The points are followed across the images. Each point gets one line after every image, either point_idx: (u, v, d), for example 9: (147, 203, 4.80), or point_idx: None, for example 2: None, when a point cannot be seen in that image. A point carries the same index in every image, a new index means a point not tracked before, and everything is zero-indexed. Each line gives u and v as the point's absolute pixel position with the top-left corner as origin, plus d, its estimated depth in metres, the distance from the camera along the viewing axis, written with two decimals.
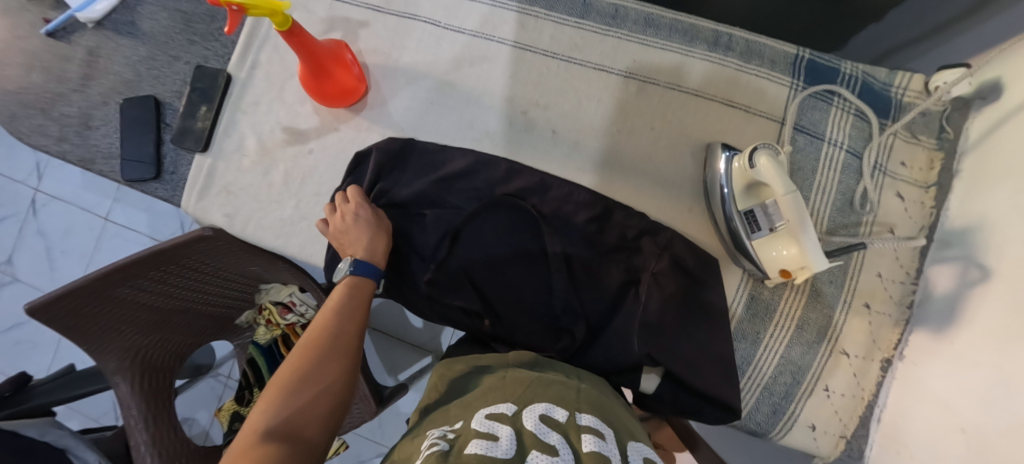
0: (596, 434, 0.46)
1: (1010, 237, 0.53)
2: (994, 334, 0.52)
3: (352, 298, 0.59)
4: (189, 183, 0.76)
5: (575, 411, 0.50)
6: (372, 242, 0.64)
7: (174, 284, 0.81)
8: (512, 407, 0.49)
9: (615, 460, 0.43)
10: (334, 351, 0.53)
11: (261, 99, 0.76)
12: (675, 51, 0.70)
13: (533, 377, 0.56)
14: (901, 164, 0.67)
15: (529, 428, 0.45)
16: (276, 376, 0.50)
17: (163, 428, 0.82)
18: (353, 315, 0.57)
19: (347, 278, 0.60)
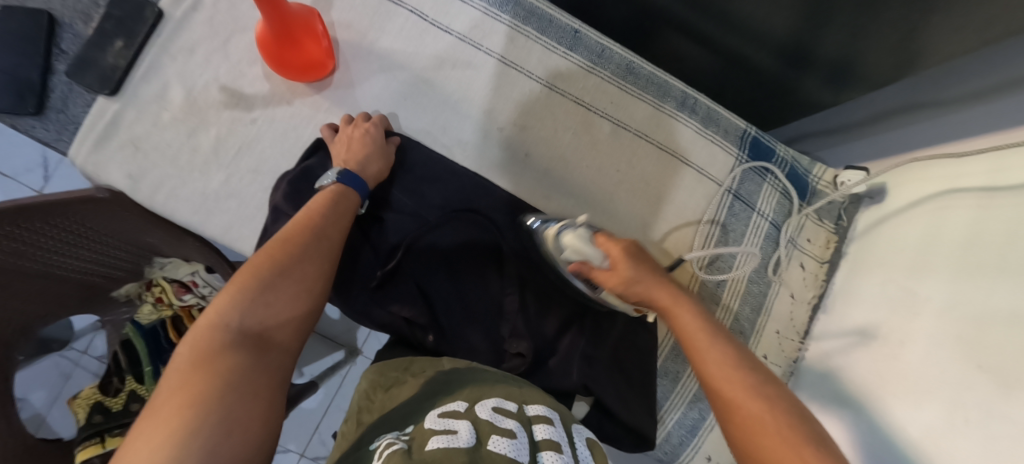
0: (548, 421, 0.45)
1: (874, 313, 0.67)
2: (868, 376, 0.63)
3: (333, 205, 0.54)
4: (85, 128, 0.62)
5: (523, 403, 0.48)
6: (367, 159, 0.60)
7: (34, 245, 0.66)
8: (463, 403, 0.46)
9: (566, 444, 0.42)
10: (312, 255, 0.49)
11: (200, 47, 0.65)
12: (647, 103, 0.74)
13: (475, 378, 0.53)
14: (807, 240, 0.78)
15: (484, 418, 0.42)
16: (244, 270, 0.46)
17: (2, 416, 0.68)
18: (336, 223, 0.53)
19: (333, 187, 0.56)
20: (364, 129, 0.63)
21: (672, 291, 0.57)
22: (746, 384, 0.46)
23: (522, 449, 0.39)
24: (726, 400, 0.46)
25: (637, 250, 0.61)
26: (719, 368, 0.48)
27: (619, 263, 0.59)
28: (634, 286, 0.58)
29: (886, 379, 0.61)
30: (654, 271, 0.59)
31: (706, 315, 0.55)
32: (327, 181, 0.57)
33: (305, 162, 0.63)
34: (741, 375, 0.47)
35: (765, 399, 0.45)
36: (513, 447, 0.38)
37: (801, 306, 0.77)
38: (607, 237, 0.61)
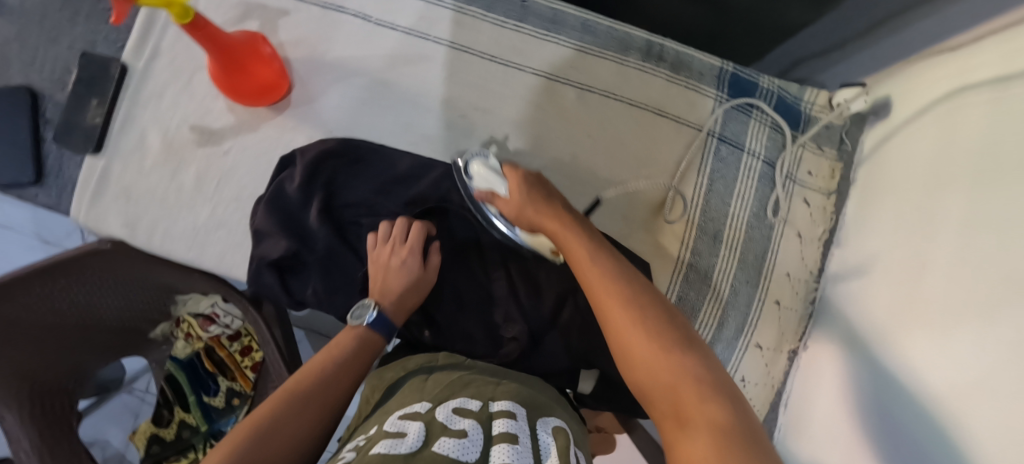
0: (508, 416, 0.48)
1: (894, 240, 0.61)
2: (891, 311, 0.58)
3: (350, 356, 0.55)
4: (80, 187, 0.66)
5: (490, 400, 0.52)
6: (402, 298, 0.61)
7: (64, 301, 0.74)
8: (426, 404, 0.50)
9: (523, 436, 0.45)
10: (318, 400, 0.50)
11: (165, 91, 0.67)
12: (610, 59, 0.71)
13: (455, 377, 0.57)
14: (808, 173, 0.73)
15: (439, 419, 0.46)
16: (252, 415, 0.46)
17: (58, 444, 0.75)
18: (351, 365, 0.55)
19: (361, 329, 0.58)
20: (402, 254, 0.63)
21: (564, 212, 0.57)
22: (625, 293, 0.46)
23: (469, 448, 0.42)
24: (604, 311, 0.47)
25: (535, 179, 0.61)
26: (600, 280, 0.48)
27: (513, 192, 0.59)
28: (525, 212, 0.58)
29: (909, 313, 0.55)
30: (545, 196, 0.58)
31: (592, 232, 0.55)
32: (360, 324, 0.58)
33: (277, 182, 0.65)
34: (620, 285, 0.47)
35: (641, 307, 0.45)
36: (458, 447, 0.42)
37: (811, 244, 0.73)
38: (511, 168, 0.62)
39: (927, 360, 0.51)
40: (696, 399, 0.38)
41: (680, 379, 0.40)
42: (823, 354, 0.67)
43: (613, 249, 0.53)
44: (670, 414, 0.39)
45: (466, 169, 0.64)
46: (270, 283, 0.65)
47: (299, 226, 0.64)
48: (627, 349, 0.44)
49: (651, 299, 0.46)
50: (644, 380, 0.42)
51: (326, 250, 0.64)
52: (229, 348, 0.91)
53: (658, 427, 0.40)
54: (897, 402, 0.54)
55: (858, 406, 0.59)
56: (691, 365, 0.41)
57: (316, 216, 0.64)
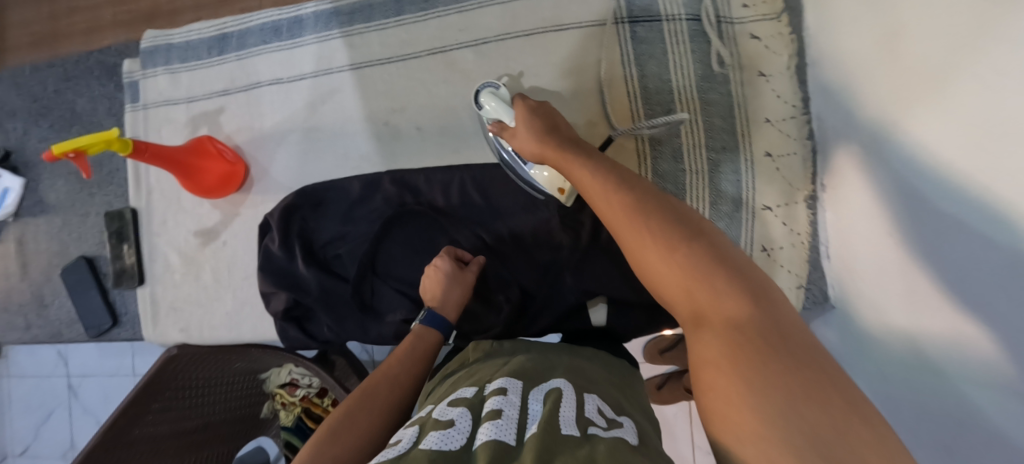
0: (500, 393, 0.41)
1: (860, 22, 0.52)
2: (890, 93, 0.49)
3: (412, 348, 0.57)
4: (142, 316, 0.81)
5: (487, 383, 0.45)
6: (447, 293, 0.63)
7: (181, 407, 0.91)
8: (428, 407, 0.44)
9: (514, 410, 0.38)
10: (382, 393, 0.51)
11: (167, 216, 0.81)
12: (491, 4, 0.70)
13: (467, 371, 0.51)
14: (743, 7, 0.64)
15: (431, 415, 0.40)
16: (330, 418, 0.48)
17: None
18: (410, 363, 0.56)
19: (414, 328, 0.61)
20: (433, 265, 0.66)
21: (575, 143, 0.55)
22: (655, 230, 0.41)
23: (452, 435, 0.35)
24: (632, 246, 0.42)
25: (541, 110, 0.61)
26: (631, 225, 0.42)
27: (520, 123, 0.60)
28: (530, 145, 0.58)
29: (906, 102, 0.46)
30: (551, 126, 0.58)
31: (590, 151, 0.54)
32: (420, 324, 0.61)
33: (263, 245, 0.74)
34: (642, 213, 0.42)
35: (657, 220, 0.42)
36: (441, 437, 0.35)
37: (781, 77, 0.63)
38: (519, 99, 0.62)
39: (951, 107, 0.41)
40: (714, 300, 0.36)
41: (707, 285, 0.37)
42: (848, 182, 0.56)
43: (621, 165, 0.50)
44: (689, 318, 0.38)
45: (479, 103, 0.63)
46: (297, 334, 0.74)
47: (292, 277, 0.72)
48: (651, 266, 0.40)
49: (671, 210, 0.43)
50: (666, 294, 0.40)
51: (320, 288, 0.71)
52: (321, 403, 1.03)
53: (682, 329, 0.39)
54: (919, 200, 0.44)
55: (904, 209, 0.46)
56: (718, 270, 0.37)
57: (302, 264, 0.71)
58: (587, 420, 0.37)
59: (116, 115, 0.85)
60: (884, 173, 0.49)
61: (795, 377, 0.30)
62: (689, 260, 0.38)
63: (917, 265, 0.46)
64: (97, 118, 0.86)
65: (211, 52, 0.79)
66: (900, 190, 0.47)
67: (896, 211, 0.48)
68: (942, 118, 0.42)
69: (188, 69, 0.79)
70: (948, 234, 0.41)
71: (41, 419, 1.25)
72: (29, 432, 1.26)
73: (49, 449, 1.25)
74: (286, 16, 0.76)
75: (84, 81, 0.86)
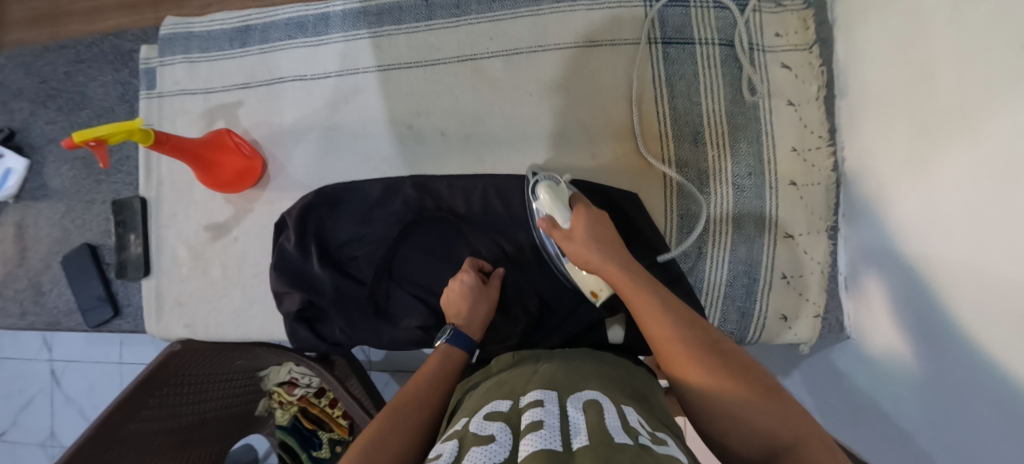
0: (536, 405, 0.41)
1: (890, 61, 0.53)
2: (919, 131, 0.50)
3: (438, 366, 0.57)
4: (145, 309, 0.79)
5: (520, 396, 0.45)
6: (473, 310, 0.63)
7: (177, 404, 0.89)
8: (462, 421, 0.44)
9: (555, 420, 0.38)
10: (411, 410, 0.50)
11: (177, 208, 0.79)
12: (524, 15, 0.70)
13: (495, 381, 0.51)
14: (776, 35, 0.65)
15: (471, 429, 0.40)
16: (361, 436, 0.47)
17: None
18: (436, 381, 0.55)
19: (439, 346, 0.60)
20: (457, 279, 0.65)
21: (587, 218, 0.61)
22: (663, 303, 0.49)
23: (495, 450, 0.36)
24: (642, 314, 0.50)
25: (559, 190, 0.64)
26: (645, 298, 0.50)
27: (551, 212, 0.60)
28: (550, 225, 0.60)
29: (933, 145, 0.48)
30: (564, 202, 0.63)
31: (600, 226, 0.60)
32: (444, 340, 0.60)
33: (277, 244, 0.72)
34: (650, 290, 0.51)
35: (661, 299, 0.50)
36: (486, 454, 0.36)
37: (809, 106, 0.64)
38: (578, 199, 0.61)
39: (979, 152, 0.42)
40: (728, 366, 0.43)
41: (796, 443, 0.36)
42: (870, 215, 0.58)
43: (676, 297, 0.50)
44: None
45: (535, 191, 0.62)
46: (306, 335, 0.73)
47: (307, 277, 0.71)
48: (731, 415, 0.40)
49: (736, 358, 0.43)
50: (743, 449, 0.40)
51: (335, 291, 0.70)
52: (320, 403, 1.02)
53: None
54: (946, 241, 0.45)
55: (928, 247, 0.48)
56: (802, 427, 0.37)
57: (318, 265, 0.70)
58: (633, 430, 0.37)
59: (128, 102, 0.83)
60: (907, 211, 0.51)
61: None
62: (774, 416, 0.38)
63: (935, 304, 0.46)
64: (108, 103, 0.84)
65: (232, 44, 0.77)
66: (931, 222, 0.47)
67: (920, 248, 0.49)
68: (972, 165, 0.43)
69: (208, 59, 0.78)
70: (964, 302, 0.42)
71: (23, 406, 1.21)
72: (9, 419, 1.22)
73: (29, 438, 1.21)
74: (313, 13, 0.75)
75: (96, 65, 0.84)
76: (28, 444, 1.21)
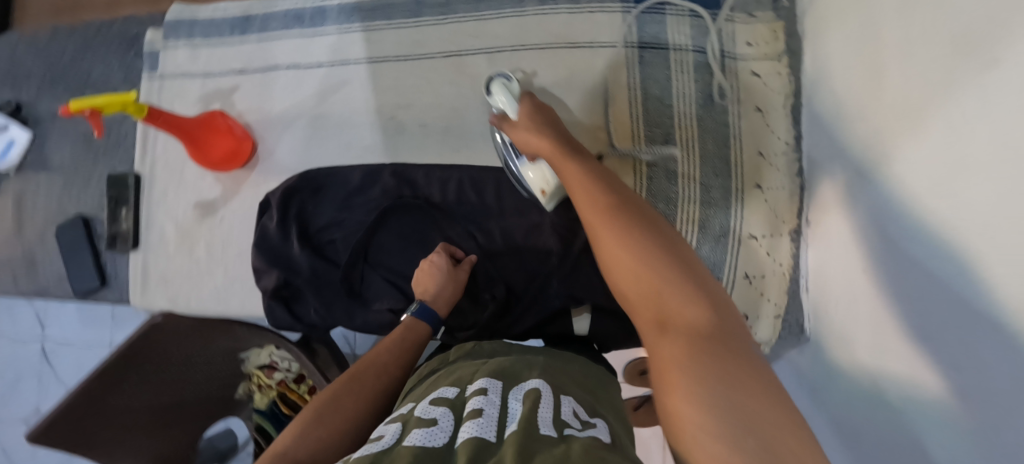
0: (481, 393, 0.42)
1: (850, 68, 0.55)
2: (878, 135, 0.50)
3: (399, 339, 0.60)
4: (131, 283, 0.82)
5: (468, 383, 0.45)
6: (439, 290, 0.65)
7: (156, 380, 0.91)
8: (408, 405, 0.44)
9: (494, 409, 0.38)
10: (369, 376, 0.54)
11: (169, 186, 0.82)
12: (509, 16, 0.73)
13: (447, 370, 0.52)
14: (747, 44, 0.67)
15: (415, 413, 0.41)
16: (320, 397, 0.51)
17: None
18: (396, 351, 0.58)
19: (404, 320, 0.63)
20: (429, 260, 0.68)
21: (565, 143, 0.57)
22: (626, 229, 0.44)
23: (434, 433, 0.36)
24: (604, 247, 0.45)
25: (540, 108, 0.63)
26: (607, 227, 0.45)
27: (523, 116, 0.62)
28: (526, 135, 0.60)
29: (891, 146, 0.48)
30: (549, 124, 0.60)
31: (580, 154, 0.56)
32: (410, 315, 0.63)
33: (260, 225, 0.75)
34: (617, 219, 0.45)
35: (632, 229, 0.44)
36: (422, 434, 0.36)
37: (776, 114, 0.66)
38: (528, 97, 0.64)
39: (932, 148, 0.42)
40: (679, 306, 0.38)
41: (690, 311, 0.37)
42: (831, 219, 0.59)
43: (620, 182, 0.51)
44: (653, 327, 0.39)
45: (490, 91, 0.66)
46: (281, 314, 0.75)
47: (285, 257, 0.73)
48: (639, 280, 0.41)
49: (662, 233, 0.44)
50: (636, 305, 0.42)
51: (311, 272, 0.72)
52: (298, 390, 1.04)
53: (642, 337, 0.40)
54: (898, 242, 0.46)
55: (884, 249, 0.48)
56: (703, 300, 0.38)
57: (296, 245, 0.72)
58: (562, 422, 0.37)
59: (131, 82, 0.87)
60: (865, 215, 0.52)
61: (752, 397, 0.31)
62: (676, 286, 0.39)
63: (894, 303, 0.46)
64: (112, 83, 0.87)
65: (232, 32, 0.81)
66: (877, 222, 0.49)
67: (876, 250, 0.50)
68: (927, 162, 0.43)
69: (208, 45, 0.82)
70: (921, 299, 0.42)
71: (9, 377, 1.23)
72: None
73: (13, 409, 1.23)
74: (309, 6, 0.79)
75: (103, 46, 0.88)
76: (15, 416, 1.24)
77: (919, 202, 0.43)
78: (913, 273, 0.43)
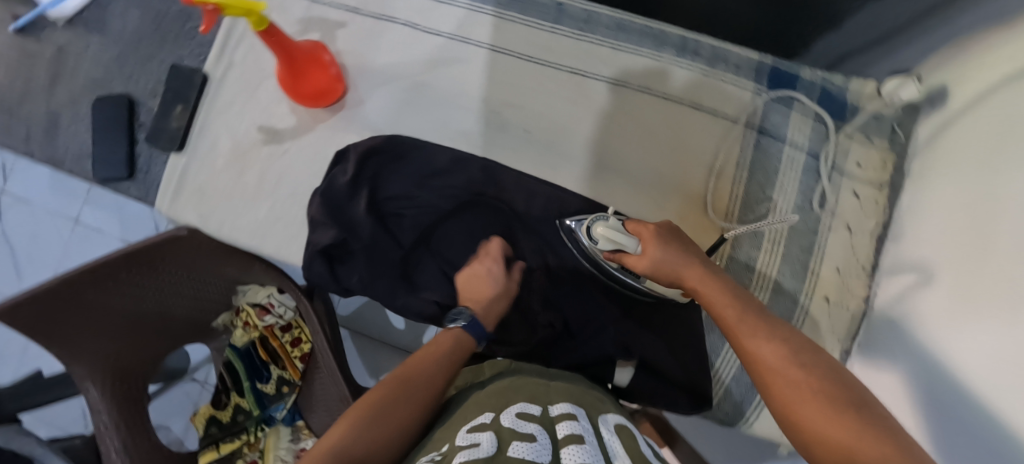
0: (570, 417, 0.48)
1: (951, 222, 0.57)
2: (959, 294, 0.52)
3: (450, 350, 0.57)
4: (162, 185, 0.75)
5: (549, 404, 0.52)
6: (493, 302, 0.63)
7: (146, 287, 0.85)
8: (491, 414, 0.49)
9: (589, 436, 0.45)
10: (414, 388, 0.52)
11: (236, 98, 0.76)
12: (645, 56, 0.73)
13: (509, 382, 0.58)
14: (856, 164, 0.70)
15: (506, 424, 0.45)
16: (361, 402, 0.49)
17: (136, 433, 0.89)
18: (445, 364, 0.56)
19: (454, 331, 0.60)
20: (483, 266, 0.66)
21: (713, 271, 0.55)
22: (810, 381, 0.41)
23: (542, 450, 0.40)
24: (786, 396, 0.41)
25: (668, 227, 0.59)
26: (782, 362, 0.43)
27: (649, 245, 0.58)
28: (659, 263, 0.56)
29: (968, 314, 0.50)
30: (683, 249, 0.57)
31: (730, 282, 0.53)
32: (456, 326, 0.60)
33: (330, 175, 0.71)
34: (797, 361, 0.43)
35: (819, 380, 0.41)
36: (530, 449, 0.40)
37: (863, 237, 0.69)
38: (634, 224, 0.60)
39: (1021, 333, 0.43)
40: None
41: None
42: (889, 355, 0.61)
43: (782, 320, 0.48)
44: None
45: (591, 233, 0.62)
46: (320, 271, 0.70)
47: (347, 216, 0.69)
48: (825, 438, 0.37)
49: (841, 384, 0.41)
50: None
51: (371, 239, 0.69)
52: (281, 338, 0.99)
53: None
54: (958, 403, 0.48)
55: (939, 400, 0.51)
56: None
57: (363, 207, 0.69)
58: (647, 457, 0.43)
59: None
60: (927, 361, 0.55)
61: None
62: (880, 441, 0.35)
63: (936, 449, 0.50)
64: None
65: None
66: (935, 372, 0.53)
67: (929, 398, 0.53)
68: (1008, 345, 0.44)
69: None
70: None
71: None
72: None
73: None
74: None
75: None
76: None
77: (985, 380, 0.46)
78: (956, 439, 0.48)
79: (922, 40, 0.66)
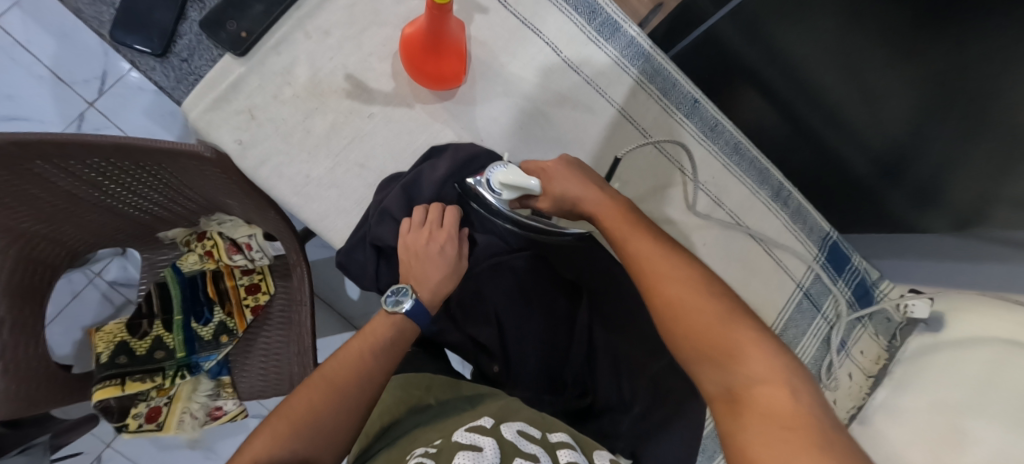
0: (570, 447, 0.44)
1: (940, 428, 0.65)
2: None
3: (387, 340, 0.54)
4: (202, 84, 0.60)
5: (547, 431, 0.47)
6: (441, 284, 0.58)
7: (115, 182, 0.66)
8: (489, 420, 0.47)
9: None
10: (349, 386, 0.50)
11: (335, 30, 0.64)
12: (747, 185, 0.75)
13: (504, 403, 0.53)
14: (859, 351, 0.80)
15: (508, 437, 0.43)
16: (296, 406, 0.49)
17: (21, 338, 0.71)
18: (383, 355, 0.53)
19: (392, 319, 0.55)
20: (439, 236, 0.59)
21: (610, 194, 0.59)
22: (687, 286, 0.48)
23: None
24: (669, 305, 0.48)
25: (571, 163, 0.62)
26: (666, 277, 0.49)
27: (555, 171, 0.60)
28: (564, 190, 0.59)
29: None
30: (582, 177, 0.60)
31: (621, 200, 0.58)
32: (399, 312, 0.55)
33: (419, 170, 0.63)
34: (678, 273, 0.49)
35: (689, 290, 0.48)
36: None
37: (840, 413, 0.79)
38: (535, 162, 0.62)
39: None
40: (753, 378, 0.42)
41: (771, 379, 0.41)
42: None
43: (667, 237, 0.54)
44: (730, 410, 0.42)
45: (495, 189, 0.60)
46: (360, 261, 0.63)
47: None
48: (716, 355, 0.44)
49: (714, 292, 0.48)
50: (706, 368, 0.45)
51: None
52: (238, 280, 0.85)
53: (712, 412, 0.43)
54: None
55: None
56: (781, 372, 0.42)
57: None
58: None
59: None
60: None
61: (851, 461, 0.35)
62: (734, 339, 0.44)
63: None
64: None
65: None
66: None
67: None
68: None
69: None
70: None
71: None
72: None
73: None
74: (610, 12, 0.70)
75: None
76: None
77: None
78: None
79: (936, 266, 0.76)
